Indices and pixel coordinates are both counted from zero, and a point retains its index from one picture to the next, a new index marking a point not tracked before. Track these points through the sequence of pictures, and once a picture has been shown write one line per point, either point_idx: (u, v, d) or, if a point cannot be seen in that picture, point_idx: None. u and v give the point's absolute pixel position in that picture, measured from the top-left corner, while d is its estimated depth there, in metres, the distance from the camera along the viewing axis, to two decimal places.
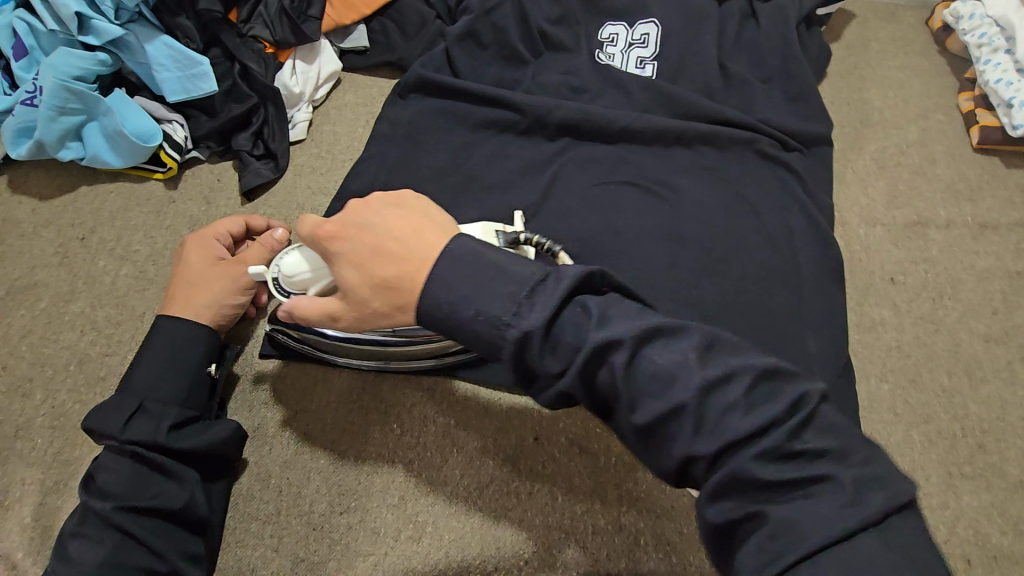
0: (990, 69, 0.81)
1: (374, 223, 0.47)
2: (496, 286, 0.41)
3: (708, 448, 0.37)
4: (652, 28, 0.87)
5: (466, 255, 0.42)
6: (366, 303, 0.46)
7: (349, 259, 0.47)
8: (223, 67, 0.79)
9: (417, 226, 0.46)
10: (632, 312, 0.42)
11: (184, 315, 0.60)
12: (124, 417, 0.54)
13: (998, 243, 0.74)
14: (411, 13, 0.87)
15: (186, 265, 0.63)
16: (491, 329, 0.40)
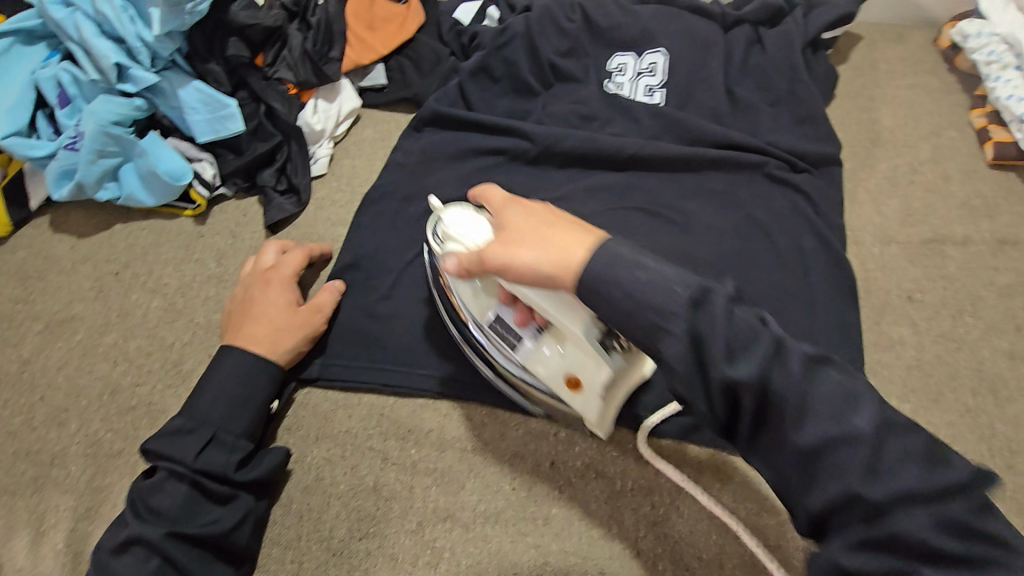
0: (1001, 86, 0.80)
1: (517, 218, 0.52)
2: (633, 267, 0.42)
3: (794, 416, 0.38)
4: (659, 58, 0.89)
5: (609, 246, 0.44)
6: (526, 263, 0.48)
7: (545, 223, 0.49)
8: (249, 109, 0.83)
9: (552, 228, 0.48)
10: (752, 315, 0.41)
11: (273, 357, 0.62)
12: (197, 445, 0.56)
13: (1018, 258, 0.73)
14: (426, 50, 0.91)
15: (269, 305, 0.65)
16: (636, 292, 0.41)
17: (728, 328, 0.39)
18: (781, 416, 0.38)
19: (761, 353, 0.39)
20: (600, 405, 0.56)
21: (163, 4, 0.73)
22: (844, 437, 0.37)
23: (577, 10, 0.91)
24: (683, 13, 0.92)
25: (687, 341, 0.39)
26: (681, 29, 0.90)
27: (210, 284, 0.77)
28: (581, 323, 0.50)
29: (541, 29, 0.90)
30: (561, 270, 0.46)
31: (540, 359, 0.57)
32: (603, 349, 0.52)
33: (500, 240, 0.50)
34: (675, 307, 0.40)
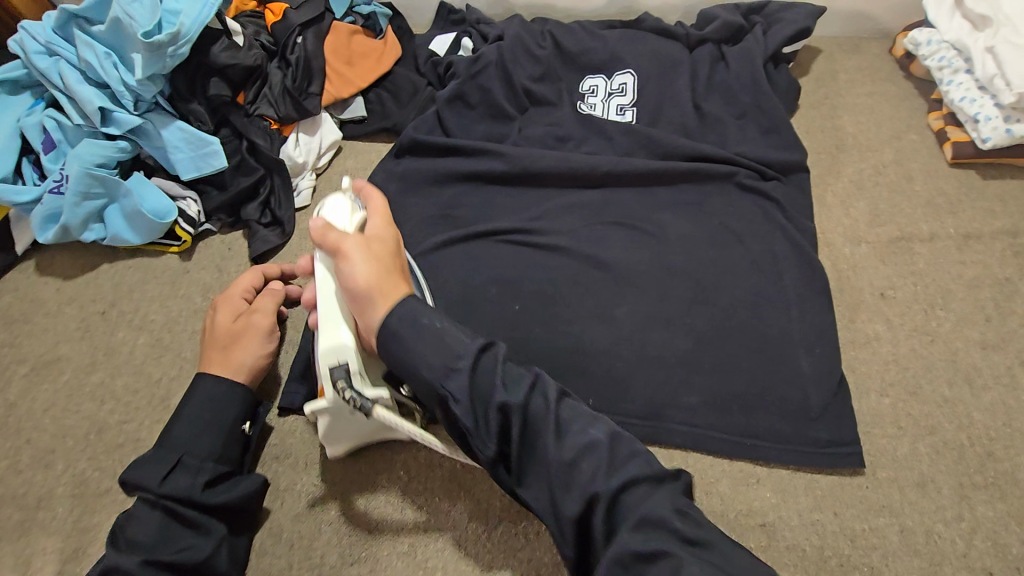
0: (954, 88, 0.84)
1: (382, 242, 0.56)
2: (494, 373, 0.50)
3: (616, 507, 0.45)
4: (628, 79, 0.93)
5: (446, 331, 0.51)
6: (352, 279, 0.53)
7: (390, 268, 0.54)
8: (232, 145, 0.85)
9: (391, 275, 0.54)
10: (627, 451, 0.49)
11: (232, 370, 0.62)
12: (163, 470, 0.55)
13: (983, 251, 0.76)
14: (403, 83, 0.95)
15: (214, 327, 0.65)
16: (475, 380, 0.49)
17: (609, 465, 0.47)
18: (613, 493, 0.46)
19: (600, 479, 0.46)
20: (325, 422, 0.59)
21: (145, 48, 0.75)
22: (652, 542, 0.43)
23: (546, 38, 0.96)
24: (649, 36, 0.96)
25: (476, 398, 0.48)
26: (647, 50, 0.94)
27: (196, 317, 0.78)
28: (348, 345, 0.55)
29: (513, 57, 0.93)
30: (374, 300, 0.52)
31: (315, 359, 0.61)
32: (333, 380, 0.53)
33: (360, 237, 0.55)
34: (509, 388, 0.49)
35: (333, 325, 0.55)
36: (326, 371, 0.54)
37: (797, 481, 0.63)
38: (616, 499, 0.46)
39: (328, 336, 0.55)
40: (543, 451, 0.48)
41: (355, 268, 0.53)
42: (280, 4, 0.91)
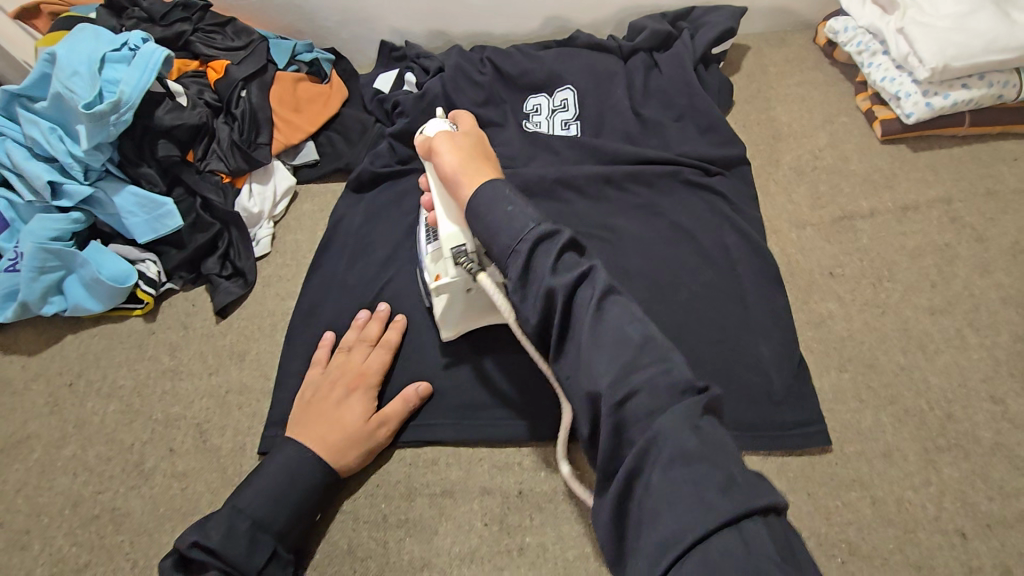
0: (874, 70, 0.87)
1: (470, 137, 0.59)
2: (546, 248, 0.44)
3: (610, 388, 0.40)
4: (569, 94, 0.96)
5: (499, 197, 0.48)
6: (444, 164, 0.57)
7: (471, 153, 0.57)
8: (186, 204, 0.86)
9: (482, 158, 0.56)
10: (662, 356, 0.41)
11: (334, 467, 0.62)
12: (259, 562, 0.56)
13: (921, 221, 0.79)
14: (352, 123, 0.97)
15: (347, 413, 0.65)
16: (514, 240, 0.45)
17: (623, 357, 0.40)
18: (605, 384, 0.40)
19: (603, 379, 0.40)
20: (443, 299, 0.66)
21: (87, 120, 0.76)
22: (653, 438, 0.38)
23: (486, 64, 0.99)
24: (583, 51, 0.99)
25: (526, 278, 0.44)
26: (584, 65, 0.98)
27: (166, 378, 0.78)
28: (455, 228, 0.59)
29: (455, 86, 0.96)
30: (459, 180, 0.54)
31: (433, 255, 0.67)
32: (453, 257, 0.58)
33: (452, 137, 0.59)
34: (557, 273, 0.43)
35: (445, 215, 0.60)
36: (447, 247, 0.59)
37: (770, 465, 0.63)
38: (626, 397, 0.39)
39: (443, 222, 0.60)
40: (579, 341, 0.42)
41: (442, 156, 0.57)
42: (221, 61, 0.92)
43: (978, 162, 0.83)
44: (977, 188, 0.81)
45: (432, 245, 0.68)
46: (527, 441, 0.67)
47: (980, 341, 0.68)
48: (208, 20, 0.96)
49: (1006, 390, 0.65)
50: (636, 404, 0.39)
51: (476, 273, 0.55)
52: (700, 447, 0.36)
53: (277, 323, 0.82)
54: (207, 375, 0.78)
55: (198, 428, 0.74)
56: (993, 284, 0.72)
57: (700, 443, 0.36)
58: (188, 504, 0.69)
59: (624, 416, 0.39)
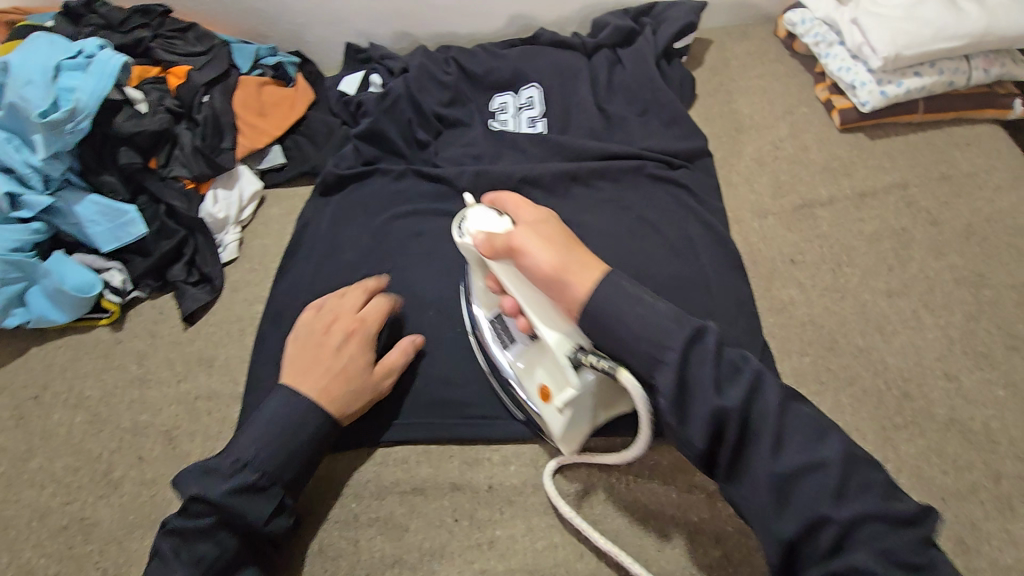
0: (831, 61, 0.88)
1: (546, 220, 0.58)
2: (692, 342, 0.48)
3: (789, 468, 0.45)
4: (534, 91, 0.97)
5: (617, 291, 0.50)
6: (538, 268, 0.54)
7: (552, 239, 0.55)
8: (150, 211, 0.85)
9: (572, 243, 0.55)
10: (812, 425, 0.46)
11: (334, 415, 0.62)
12: (269, 508, 0.57)
13: (879, 206, 0.80)
14: (319, 126, 0.97)
15: (351, 363, 0.64)
16: (655, 339, 0.48)
17: (788, 444, 0.45)
18: (777, 467, 0.45)
19: (772, 461, 0.45)
20: (559, 424, 0.58)
21: (42, 128, 0.76)
22: (816, 503, 0.44)
23: (451, 64, 0.99)
24: (548, 49, 1.00)
25: (686, 395, 0.47)
26: (548, 62, 0.98)
27: (134, 386, 0.78)
28: (562, 334, 0.54)
29: (420, 86, 0.96)
30: (567, 280, 0.52)
31: (528, 359, 0.62)
32: (573, 363, 0.53)
33: (534, 231, 0.56)
34: (721, 389, 0.46)
35: (544, 320, 0.54)
36: (557, 353, 0.53)
37: None
38: (790, 480, 0.45)
39: (543, 329, 0.54)
40: (756, 458, 0.46)
41: (528, 248, 0.55)
42: (183, 67, 0.92)
43: (933, 147, 0.85)
44: (931, 173, 0.82)
45: (517, 346, 0.65)
46: (495, 436, 0.68)
47: (936, 321, 0.70)
48: (168, 26, 0.95)
49: (959, 368, 0.67)
50: (808, 480, 0.44)
51: (611, 370, 0.50)
52: (874, 513, 0.43)
53: (246, 328, 0.82)
54: (175, 381, 0.78)
55: (166, 435, 0.74)
56: (947, 265, 0.74)
57: (875, 506, 0.43)
58: (157, 512, 0.68)
59: (788, 504, 0.45)
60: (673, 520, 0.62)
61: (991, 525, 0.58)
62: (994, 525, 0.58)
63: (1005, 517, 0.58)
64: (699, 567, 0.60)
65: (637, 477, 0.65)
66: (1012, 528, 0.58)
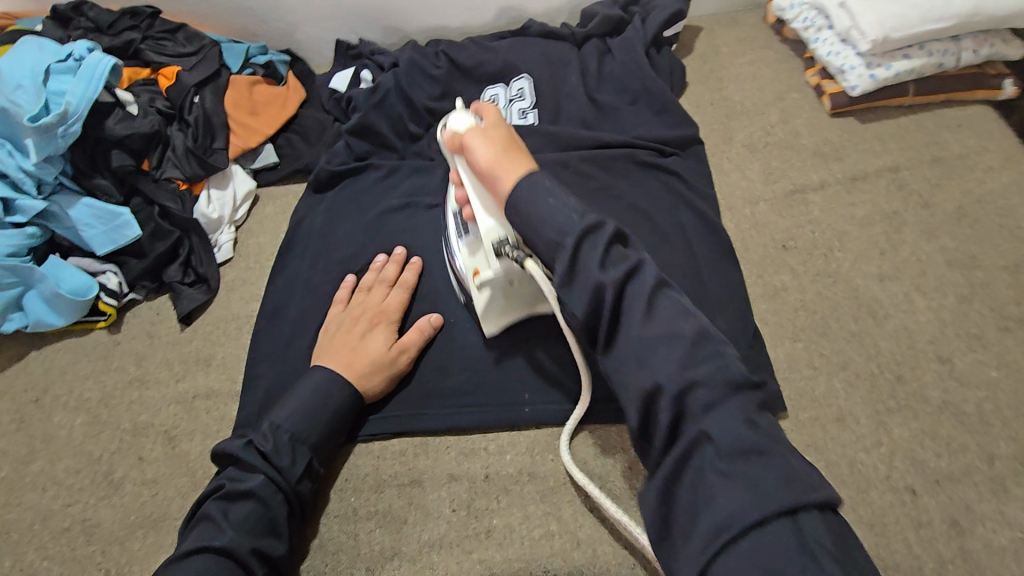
0: (820, 45, 0.88)
1: (498, 122, 0.61)
2: (592, 235, 0.49)
3: (675, 384, 0.44)
4: (525, 83, 0.97)
5: (541, 189, 0.52)
6: (479, 158, 0.59)
7: (498, 138, 0.59)
8: (144, 213, 0.85)
9: (515, 145, 0.58)
10: (712, 351, 0.45)
11: (359, 391, 0.67)
12: (298, 466, 0.61)
13: (870, 191, 0.80)
14: (310, 123, 0.97)
15: (372, 345, 0.70)
16: (558, 231, 0.50)
17: (677, 354, 0.44)
18: (663, 377, 0.44)
19: (664, 373, 0.44)
20: (487, 294, 0.68)
21: (33, 133, 0.76)
22: (706, 419, 0.42)
23: (441, 57, 0.99)
24: (537, 40, 1.00)
25: (576, 269, 0.48)
26: (538, 53, 0.98)
27: (132, 388, 0.78)
28: (492, 220, 0.60)
29: (410, 81, 0.96)
30: (497, 174, 0.56)
31: (472, 245, 0.68)
32: (497, 250, 0.61)
33: (479, 128, 0.60)
34: (606, 267, 0.48)
35: (484, 210, 0.61)
36: (489, 241, 0.61)
37: None
38: (683, 398, 0.43)
39: (483, 215, 0.61)
40: (625, 340, 0.46)
41: (473, 145, 0.59)
42: (173, 68, 0.92)
43: (924, 129, 0.85)
44: (923, 156, 0.82)
45: (467, 239, 0.69)
46: (492, 425, 0.69)
47: (928, 304, 0.70)
48: (158, 26, 0.95)
49: (952, 350, 0.67)
50: (693, 397, 0.43)
51: (522, 261, 0.57)
52: (759, 444, 0.41)
53: (242, 327, 0.82)
54: (173, 382, 0.78)
55: (166, 435, 0.74)
56: (939, 248, 0.74)
57: (761, 440, 0.41)
58: (158, 510, 0.69)
59: (666, 411, 0.44)
60: None
61: (984, 507, 0.59)
62: (987, 505, 0.59)
63: (998, 498, 0.59)
64: None
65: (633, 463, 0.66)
66: (1006, 508, 0.58)
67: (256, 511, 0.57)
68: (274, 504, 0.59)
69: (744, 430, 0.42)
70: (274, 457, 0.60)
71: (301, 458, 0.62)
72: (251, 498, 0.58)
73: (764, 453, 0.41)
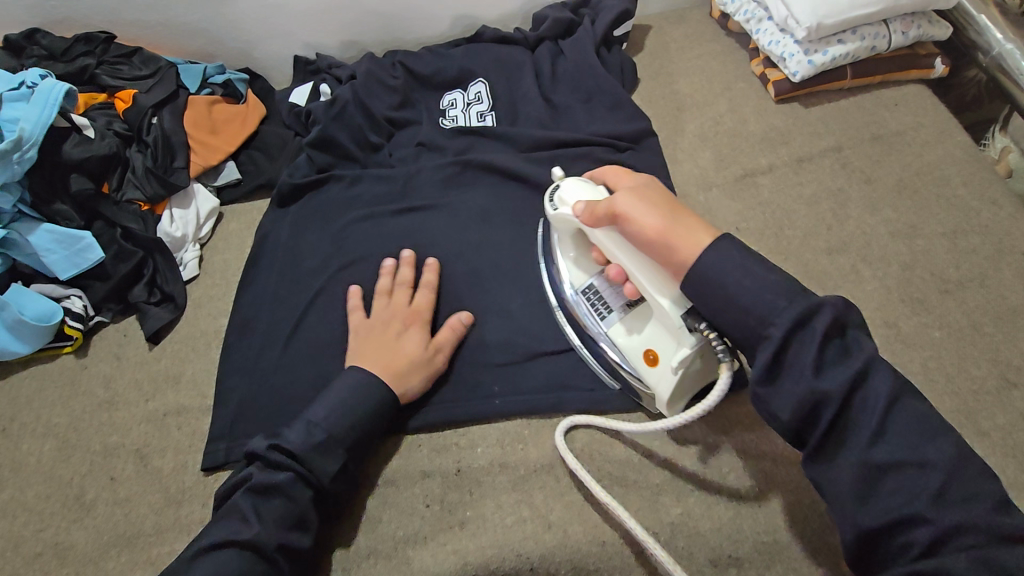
0: (761, 36, 0.92)
1: (652, 191, 0.59)
2: (806, 338, 0.47)
3: (893, 471, 0.45)
4: (482, 86, 0.99)
5: (734, 263, 0.51)
6: (641, 228, 0.57)
7: (651, 209, 0.57)
8: (106, 235, 0.85)
9: (679, 210, 0.57)
10: (923, 430, 0.45)
11: (398, 390, 0.67)
12: (333, 468, 0.61)
13: (816, 170, 0.83)
14: (272, 138, 0.99)
15: (408, 346, 0.70)
16: (758, 320, 0.49)
17: (903, 448, 0.45)
18: (880, 458, 0.45)
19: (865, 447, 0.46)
20: (665, 393, 0.62)
21: None
22: (926, 502, 0.44)
23: (398, 67, 1.01)
24: (491, 46, 1.02)
25: (782, 364, 0.47)
26: (493, 59, 1.01)
27: (102, 410, 0.78)
28: (672, 297, 0.57)
29: (368, 91, 0.98)
30: (671, 242, 0.54)
31: (631, 326, 0.67)
32: (687, 327, 0.57)
33: (631, 194, 0.59)
34: (823, 372, 0.46)
35: (653, 285, 0.58)
36: (670, 320, 0.58)
37: None
38: (888, 473, 0.45)
39: (655, 294, 0.58)
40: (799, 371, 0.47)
41: (629, 214, 0.58)
42: (129, 90, 0.92)
43: (864, 110, 0.88)
44: (864, 134, 0.86)
45: (612, 316, 0.68)
46: (463, 421, 0.71)
47: (874, 274, 0.73)
48: (113, 51, 0.96)
49: (898, 315, 0.70)
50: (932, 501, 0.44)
51: (727, 364, 0.55)
52: (998, 558, 0.41)
53: (211, 341, 0.83)
54: (143, 401, 0.78)
55: (137, 453, 0.74)
56: (882, 220, 0.77)
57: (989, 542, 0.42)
58: (132, 529, 0.69)
59: (846, 448, 0.46)
60: (635, 485, 0.65)
61: None
62: None
63: None
64: (662, 526, 0.62)
65: (600, 447, 0.68)
66: None
67: (288, 508, 0.59)
68: (302, 501, 0.60)
69: (955, 523, 0.43)
70: (303, 451, 0.60)
71: (335, 459, 0.61)
72: (279, 495, 0.59)
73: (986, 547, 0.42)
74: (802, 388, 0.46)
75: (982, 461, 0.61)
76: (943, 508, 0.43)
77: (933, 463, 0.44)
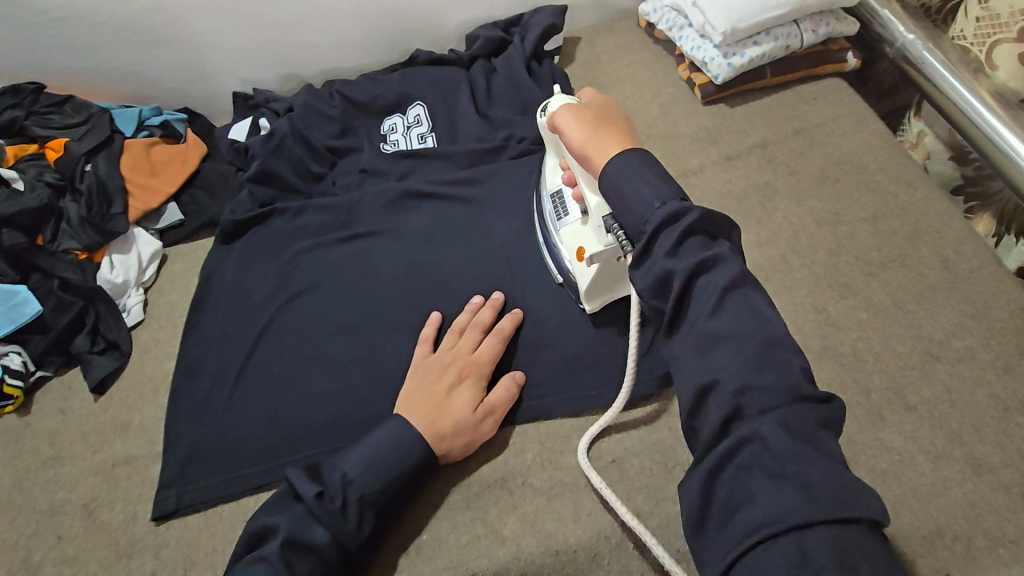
0: (684, 42, 0.95)
1: (589, 103, 0.65)
2: (668, 191, 0.52)
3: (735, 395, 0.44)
4: (420, 109, 1.01)
5: (642, 161, 0.54)
6: (570, 131, 0.63)
7: (580, 116, 0.63)
8: (43, 288, 0.83)
9: (603, 118, 0.62)
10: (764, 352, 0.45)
11: (438, 451, 0.65)
12: (364, 526, 0.60)
13: (744, 167, 0.86)
14: (213, 176, 0.99)
15: (455, 404, 0.67)
16: (635, 219, 0.53)
17: (729, 349, 0.46)
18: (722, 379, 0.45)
19: (697, 321, 0.48)
20: (593, 274, 0.69)
21: None
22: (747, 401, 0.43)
23: (335, 96, 1.02)
24: (426, 68, 1.04)
25: (661, 231, 0.50)
26: (429, 81, 1.02)
27: (47, 466, 0.76)
28: (595, 198, 0.65)
29: (306, 122, 0.98)
30: (589, 152, 0.60)
31: (579, 227, 0.72)
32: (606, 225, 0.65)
33: (570, 109, 0.64)
34: (678, 256, 0.49)
35: (588, 185, 0.66)
36: (597, 215, 0.65)
37: (637, 413, 0.71)
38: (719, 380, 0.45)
39: (589, 191, 0.66)
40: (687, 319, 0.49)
41: (560, 121, 0.65)
42: (60, 139, 0.92)
43: (786, 105, 0.92)
44: (787, 129, 0.89)
45: (569, 219, 0.73)
46: None
47: (802, 261, 0.76)
48: (43, 100, 0.95)
49: (827, 300, 0.72)
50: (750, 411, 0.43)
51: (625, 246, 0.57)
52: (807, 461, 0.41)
53: (158, 386, 0.81)
54: (90, 453, 0.76)
55: (85, 508, 0.72)
56: (807, 210, 0.80)
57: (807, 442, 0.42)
58: None
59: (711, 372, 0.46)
60: (588, 491, 0.66)
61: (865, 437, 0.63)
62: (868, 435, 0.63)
63: (876, 425, 0.63)
64: (614, 529, 0.63)
65: (551, 456, 0.69)
66: (883, 434, 0.63)
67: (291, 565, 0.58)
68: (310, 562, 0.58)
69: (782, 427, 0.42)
70: (324, 503, 0.60)
71: (366, 521, 0.60)
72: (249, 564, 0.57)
73: (804, 450, 0.41)
74: (683, 344, 0.49)
75: (911, 433, 0.63)
76: (767, 398, 0.43)
77: (774, 389, 0.44)
